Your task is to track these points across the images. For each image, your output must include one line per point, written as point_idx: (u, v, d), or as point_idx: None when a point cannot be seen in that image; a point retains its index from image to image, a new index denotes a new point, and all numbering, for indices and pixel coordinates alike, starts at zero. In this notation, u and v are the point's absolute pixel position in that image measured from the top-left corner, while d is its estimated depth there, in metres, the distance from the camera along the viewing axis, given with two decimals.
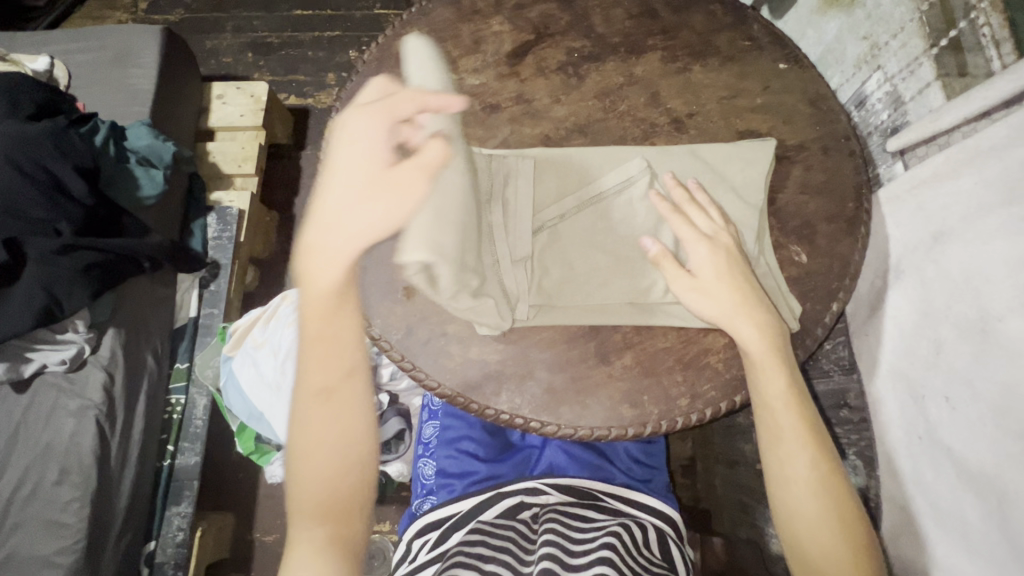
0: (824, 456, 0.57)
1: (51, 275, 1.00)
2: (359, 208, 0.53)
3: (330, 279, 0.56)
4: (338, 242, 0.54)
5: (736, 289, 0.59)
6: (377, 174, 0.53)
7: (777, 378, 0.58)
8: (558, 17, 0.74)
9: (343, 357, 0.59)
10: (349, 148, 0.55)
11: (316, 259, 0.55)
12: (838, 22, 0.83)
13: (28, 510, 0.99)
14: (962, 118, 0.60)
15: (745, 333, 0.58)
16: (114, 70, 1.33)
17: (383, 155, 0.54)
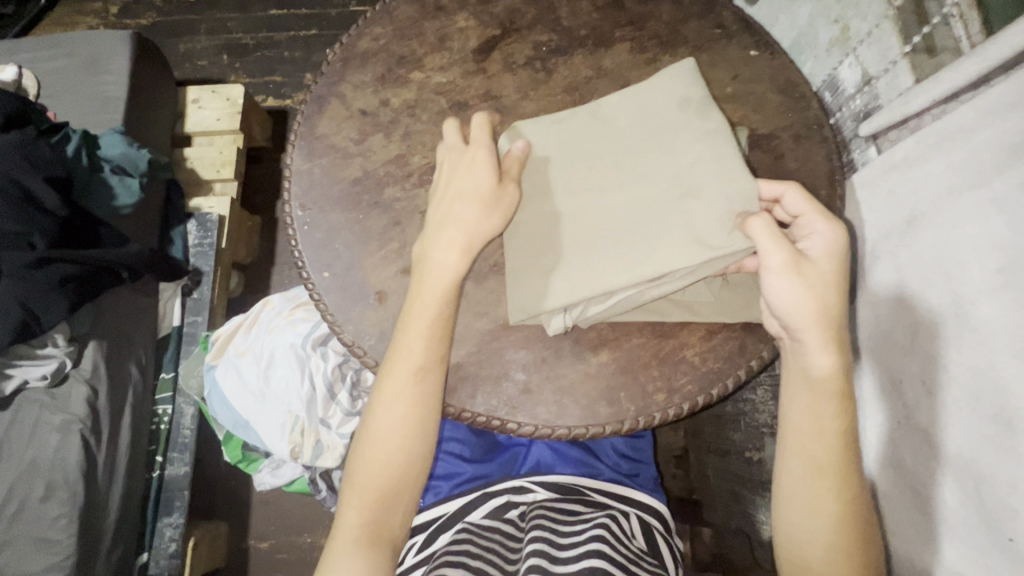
0: (851, 489, 0.56)
1: (26, 289, 0.97)
2: (478, 218, 0.59)
3: (455, 267, 0.58)
4: (457, 238, 0.58)
5: (836, 284, 0.55)
6: (486, 191, 0.59)
7: (826, 410, 0.56)
8: (524, 11, 0.73)
9: (401, 361, 0.58)
10: (455, 171, 0.61)
11: (435, 255, 0.59)
12: (809, 6, 0.82)
13: (15, 529, 0.97)
14: (931, 101, 0.59)
15: (815, 356, 0.56)
16: (83, 78, 1.30)
17: (487, 176, 0.60)
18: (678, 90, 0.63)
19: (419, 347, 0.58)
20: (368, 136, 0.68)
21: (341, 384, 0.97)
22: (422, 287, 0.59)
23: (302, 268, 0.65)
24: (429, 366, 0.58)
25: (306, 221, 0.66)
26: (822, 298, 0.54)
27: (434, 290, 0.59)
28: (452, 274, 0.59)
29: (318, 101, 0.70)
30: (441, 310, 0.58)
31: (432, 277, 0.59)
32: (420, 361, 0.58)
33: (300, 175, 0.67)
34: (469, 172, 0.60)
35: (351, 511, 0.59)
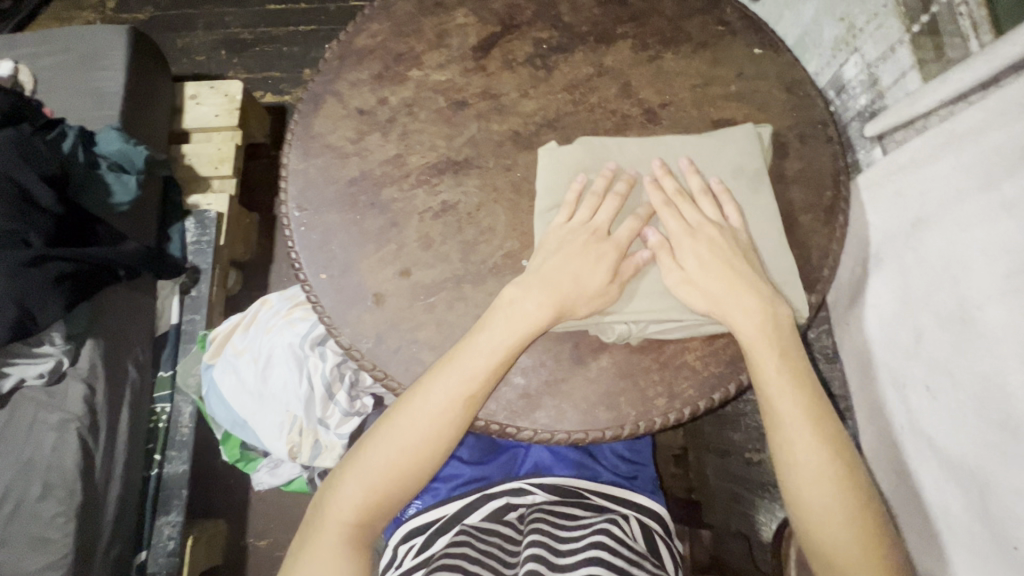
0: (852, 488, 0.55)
1: (22, 288, 0.97)
2: (561, 256, 0.59)
3: (532, 309, 0.57)
4: (544, 291, 0.58)
5: (722, 274, 0.57)
6: (598, 287, 0.58)
7: (808, 420, 0.56)
8: (524, 7, 0.71)
9: (455, 380, 0.57)
10: (567, 244, 0.59)
11: (522, 301, 0.58)
12: (814, 3, 0.81)
13: (11, 528, 0.97)
14: (939, 101, 0.58)
15: (764, 364, 0.57)
16: (79, 72, 1.28)
17: (607, 269, 0.58)
18: (741, 149, 0.63)
19: (479, 377, 0.57)
20: (365, 135, 0.67)
21: (339, 385, 0.95)
22: (492, 319, 0.58)
23: (299, 269, 0.64)
24: (478, 389, 0.57)
25: (303, 221, 0.65)
26: (700, 269, 0.58)
27: (509, 325, 0.57)
28: (531, 323, 0.57)
29: (314, 99, 0.69)
30: (509, 349, 0.57)
31: (507, 314, 0.58)
32: (472, 382, 0.57)
33: (297, 175, 0.66)
34: (587, 263, 0.58)
35: (347, 499, 0.59)
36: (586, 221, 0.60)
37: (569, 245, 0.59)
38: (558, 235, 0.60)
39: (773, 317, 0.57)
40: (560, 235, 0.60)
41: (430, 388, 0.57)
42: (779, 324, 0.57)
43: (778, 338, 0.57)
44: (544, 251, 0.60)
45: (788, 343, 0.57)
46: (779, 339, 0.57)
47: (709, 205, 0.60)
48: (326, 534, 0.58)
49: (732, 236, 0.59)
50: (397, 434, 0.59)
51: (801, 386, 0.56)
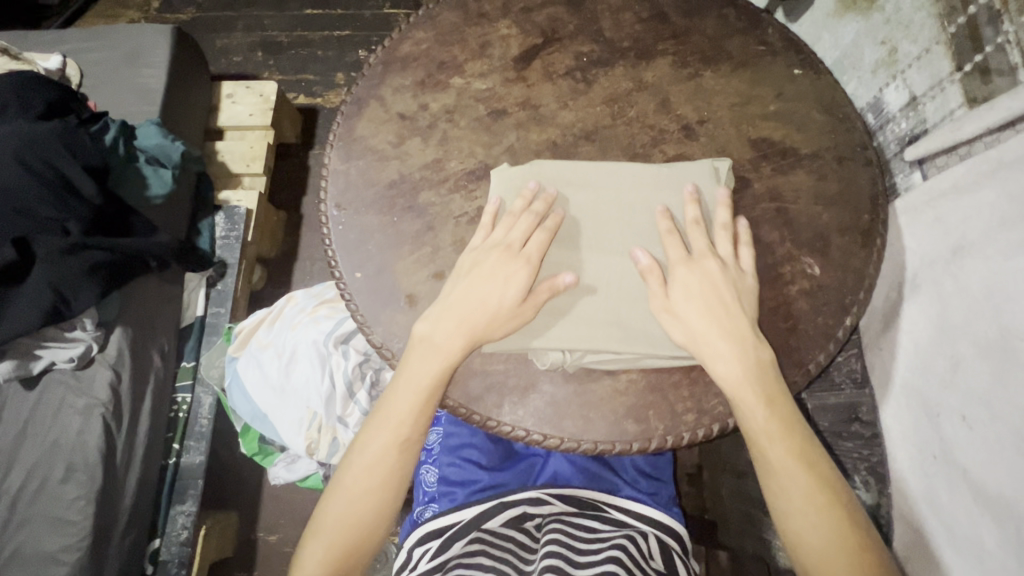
0: (839, 509, 0.53)
1: (58, 274, 0.99)
2: (466, 291, 0.59)
3: (446, 348, 0.58)
4: (452, 322, 0.58)
5: (710, 307, 0.57)
6: (508, 304, 0.58)
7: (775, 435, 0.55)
8: (566, 21, 0.73)
9: (385, 429, 0.59)
10: (479, 268, 0.59)
11: (435, 337, 0.58)
12: (856, 26, 0.82)
13: (34, 508, 0.99)
14: (984, 129, 0.58)
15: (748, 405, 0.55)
16: (124, 69, 1.33)
17: (518, 290, 0.58)
18: (698, 184, 0.62)
19: (407, 417, 0.59)
20: (406, 140, 0.68)
21: (360, 384, 0.97)
22: (408, 364, 0.59)
23: (335, 267, 0.65)
24: (411, 431, 0.59)
25: (341, 220, 0.66)
26: (688, 300, 0.57)
27: (424, 366, 0.58)
28: (444, 359, 0.58)
29: (357, 103, 0.70)
30: (430, 386, 0.58)
31: (424, 352, 0.58)
32: (402, 426, 0.59)
33: (336, 175, 0.68)
34: (497, 286, 0.58)
35: (310, 562, 0.58)
36: (498, 240, 0.60)
37: (480, 268, 0.59)
38: (472, 257, 0.60)
39: (755, 360, 0.56)
40: (477, 256, 0.60)
41: (366, 440, 0.60)
42: (761, 366, 0.56)
43: (764, 382, 0.56)
44: (457, 279, 0.60)
45: (772, 386, 0.56)
46: (761, 388, 0.56)
47: (638, 241, 0.60)
48: None
49: (735, 277, 0.59)
50: (348, 484, 0.59)
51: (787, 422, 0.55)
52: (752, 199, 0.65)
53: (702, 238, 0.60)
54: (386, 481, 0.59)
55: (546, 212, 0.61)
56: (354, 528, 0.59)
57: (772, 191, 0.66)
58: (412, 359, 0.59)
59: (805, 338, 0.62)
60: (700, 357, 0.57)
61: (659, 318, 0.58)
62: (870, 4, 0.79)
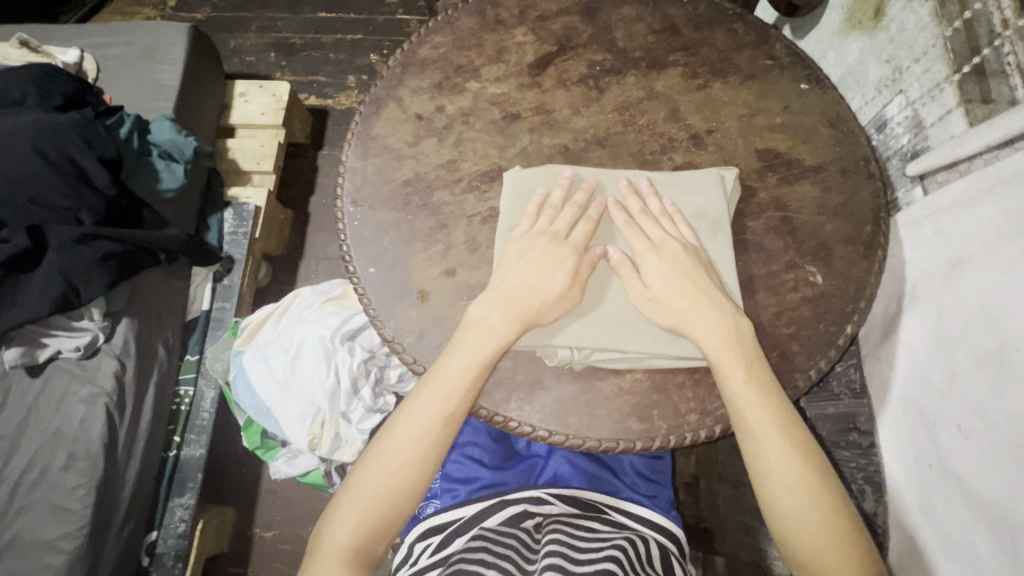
0: (830, 501, 0.54)
1: (69, 263, 1.00)
2: (522, 276, 0.60)
3: (499, 328, 0.59)
4: (507, 305, 0.59)
5: (688, 292, 0.58)
6: (559, 287, 0.59)
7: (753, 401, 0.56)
8: (581, 30, 0.75)
9: (432, 404, 0.59)
10: (529, 253, 0.61)
11: (489, 318, 0.59)
12: (860, 45, 0.84)
13: (35, 494, 0.99)
14: (985, 146, 0.60)
15: (730, 379, 0.57)
16: (141, 64, 1.35)
17: (567, 274, 0.59)
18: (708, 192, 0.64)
19: (456, 395, 0.58)
20: (422, 140, 0.70)
21: (364, 380, 0.97)
22: (461, 343, 0.59)
23: (348, 262, 0.67)
24: (456, 408, 0.59)
25: (356, 216, 0.68)
26: (661, 280, 0.59)
27: (477, 346, 0.59)
28: (497, 341, 0.58)
29: (375, 103, 0.72)
30: (482, 364, 0.58)
31: (477, 331, 0.59)
32: (448, 403, 0.59)
33: (353, 172, 0.70)
34: (549, 271, 0.59)
35: (340, 531, 0.58)
36: (549, 226, 0.62)
37: (530, 253, 0.61)
38: (519, 245, 0.61)
39: (735, 331, 0.57)
40: (524, 244, 0.62)
41: (409, 414, 0.59)
42: (740, 335, 0.58)
43: (742, 351, 0.57)
44: (508, 265, 0.61)
45: (751, 352, 0.57)
46: (741, 351, 0.57)
47: (668, 222, 0.62)
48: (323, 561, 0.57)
49: (695, 254, 0.61)
50: (388, 456, 0.59)
51: (778, 415, 0.56)
52: (757, 208, 0.67)
53: (675, 223, 0.62)
54: (426, 458, 0.59)
55: (587, 201, 0.63)
56: (390, 501, 0.59)
57: (777, 201, 0.67)
58: (468, 338, 0.59)
59: (808, 344, 0.63)
60: (685, 334, 0.58)
61: (641, 308, 0.59)
62: (874, 24, 0.81)
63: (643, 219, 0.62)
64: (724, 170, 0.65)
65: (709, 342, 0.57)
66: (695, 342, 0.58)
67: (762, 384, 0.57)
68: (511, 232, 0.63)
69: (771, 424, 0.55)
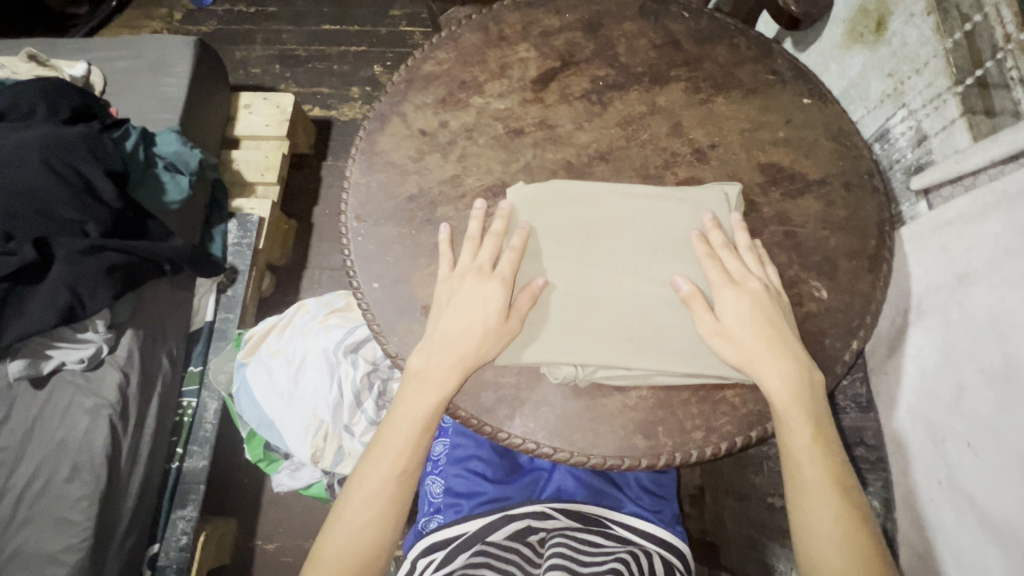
0: (875, 555, 0.53)
1: (75, 275, 1.01)
2: (458, 320, 0.59)
3: (437, 377, 0.59)
4: (443, 351, 0.59)
5: (762, 334, 0.58)
6: (493, 325, 0.59)
7: (803, 436, 0.56)
8: (583, 45, 0.75)
9: (385, 459, 0.60)
10: (457, 295, 0.60)
11: (430, 367, 0.59)
12: (862, 58, 0.84)
13: (38, 507, 0.99)
14: (989, 161, 0.60)
15: (798, 443, 0.56)
16: (147, 77, 1.36)
17: (497, 309, 0.59)
18: (711, 208, 0.64)
19: (406, 452, 0.60)
20: (425, 155, 0.70)
21: (368, 393, 0.97)
22: (402, 400, 0.60)
23: (352, 275, 0.67)
24: (409, 461, 0.60)
25: (360, 231, 0.68)
26: (738, 316, 0.58)
27: (420, 398, 0.59)
28: (438, 390, 0.58)
29: (379, 118, 0.73)
30: (430, 409, 0.59)
31: (417, 385, 0.59)
32: (400, 457, 0.60)
33: (357, 187, 0.70)
34: (477, 310, 0.59)
35: None
36: (471, 263, 0.62)
37: (458, 294, 0.61)
38: (448, 287, 0.62)
39: (807, 382, 0.57)
40: (453, 284, 0.62)
41: (364, 474, 0.60)
42: (813, 388, 0.57)
43: (810, 402, 0.57)
44: (439, 309, 0.61)
45: (819, 409, 0.57)
46: (810, 407, 0.57)
47: (750, 259, 0.62)
48: None
49: (775, 297, 0.60)
50: (349, 517, 0.59)
51: (836, 469, 0.55)
52: (761, 222, 0.67)
53: (754, 261, 0.61)
54: (388, 511, 0.60)
55: (506, 230, 0.64)
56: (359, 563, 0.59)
57: (781, 216, 0.67)
58: (416, 385, 0.59)
59: (813, 360, 0.63)
60: (752, 375, 0.58)
61: (709, 342, 0.59)
62: (876, 37, 0.81)
63: (723, 252, 0.61)
64: (726, 185, 0.65)
65: (777, 382, 0.57)
66: (762, 385, 0.57)
67: (816, 430, 0.56)
68: (444, 272, 0.64)
69: (831, 482, 0.55)
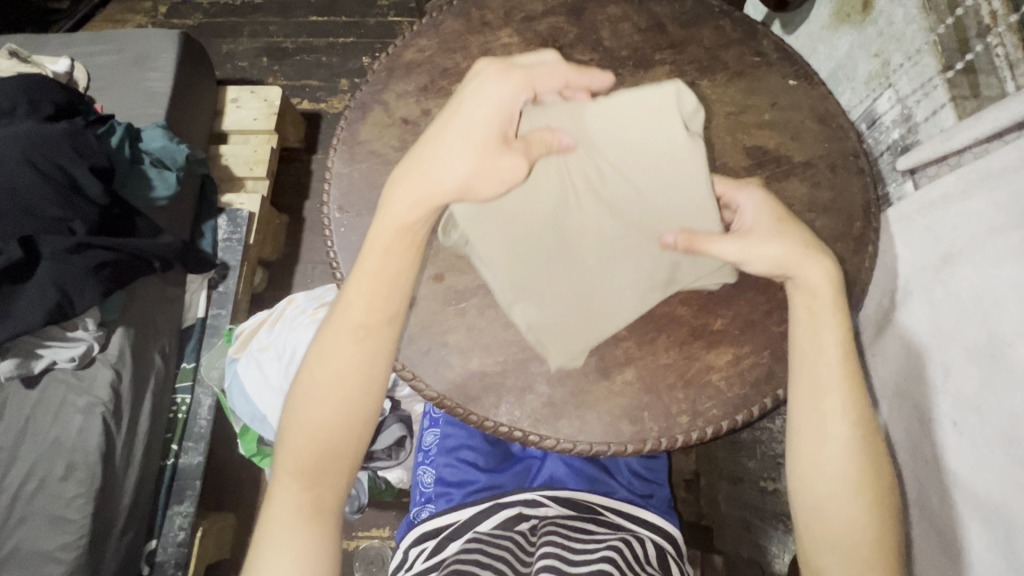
0: (878, 461, 0.54)
1: (64, 273, 1.00)
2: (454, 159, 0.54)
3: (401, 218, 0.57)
4: (415, 189, 0.56)
5: (782, 233, 0.57)
6: (492, 149, 0.54)
7: (830, 331, 0.56)
8: (567, 30, 0.74)
9: (343, 315, 0.59)
10: (444, 126, 0.55)
11: (393, 206, 0.57)
12: (849, 38, 0.84)
13: (33, 505, 0.99)
14: (972, 140, 0.59)
15: (822, 346, 0.56)
16: (131, 72, 1.34)
17: (516, 159, 0.55)
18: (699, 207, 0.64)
19: (367, 305, 0.59)
20: (408, 144, 0.69)
21: None
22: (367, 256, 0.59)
23: (336, 269, 0.66)
24: (370, 314, 0.59)
25: (343, 222, 0.68)
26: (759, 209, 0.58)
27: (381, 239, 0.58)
28: (404, 226, 0.57)
29: (362, 107, 0.72)
30: (391, 252, 0.58)
31: (381, 245, 0.59)
32: (358, 310, 0.59)
33: (340, 178, 0.69)
34: (467, 148, 0.54)
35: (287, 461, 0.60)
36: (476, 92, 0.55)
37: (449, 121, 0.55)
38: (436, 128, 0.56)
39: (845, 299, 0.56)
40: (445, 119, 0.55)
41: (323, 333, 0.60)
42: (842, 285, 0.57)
43: (843, 302, 0.57)
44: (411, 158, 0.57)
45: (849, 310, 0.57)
46: (844, 307, 0.57)
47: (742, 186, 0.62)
48: (280, 502, 0.59)
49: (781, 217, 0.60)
50: (312, 375, 0.60)
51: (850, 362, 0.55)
52: None
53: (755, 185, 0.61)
54: (351, 374, 0.59)
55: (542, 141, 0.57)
56: (322, 428, 0.59)
57: None
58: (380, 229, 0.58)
59: None
60: (794, 270, 0.56)
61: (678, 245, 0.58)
62: (863, 17, 0.81)
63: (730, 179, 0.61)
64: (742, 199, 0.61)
65: (821, 284, 0.56)
66: (806, 279, 0.57)
67: (845, 325, 0.57)
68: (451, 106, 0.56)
69: (850, 376, 0.55)
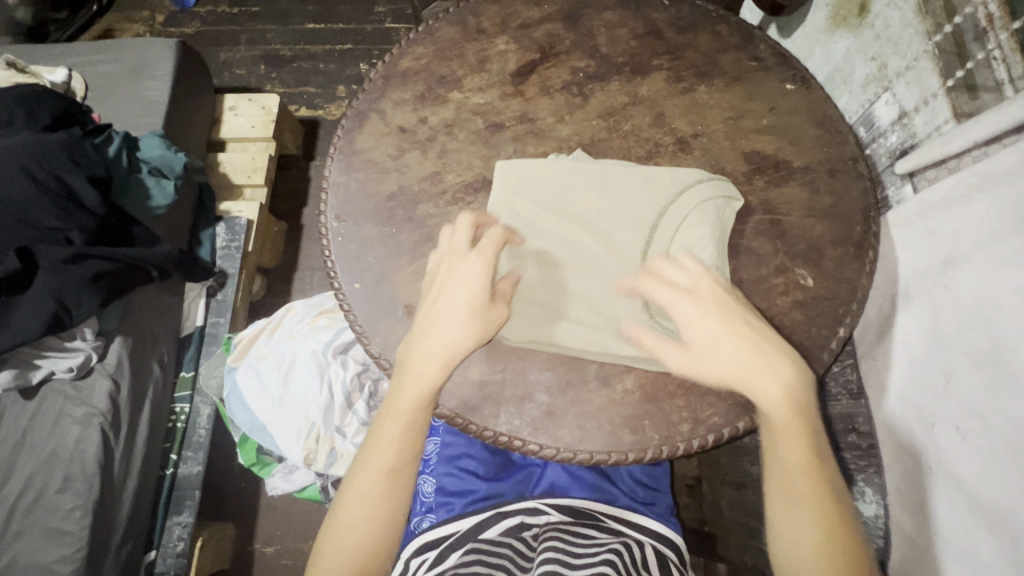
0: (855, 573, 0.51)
1: (61, 283, 1.00)
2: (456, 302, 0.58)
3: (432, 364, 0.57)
4: (439, 336, 0.57)
5: (742, 346, 0.54)
6: (476, 293, 0.58)
7: (794, 447, 0.53)
8: (563, 37, 0.74)
9: (385, 447, 0.58)
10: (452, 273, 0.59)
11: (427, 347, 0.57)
12: (846, 42, 0.84)
13: (30, 518, 0.98)
14: (972, 143, 0.59)
15: (785, 451, 0.54)
16: (129, 81, 1.35)
17: (483, 282, 0.58)
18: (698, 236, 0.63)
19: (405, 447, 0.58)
20: (405, 153, 0.69)
21: (359, 395, 0.97)
22: (408, 381, 0.58)
23: (334, 277, 0.66)
24: (405, 455, 0.59)
25: (341, 232, 0.67)
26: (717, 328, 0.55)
27: (422, 374, 0.58)
28: (439, 371, 0.57)
29: (358, 116, 0.72)
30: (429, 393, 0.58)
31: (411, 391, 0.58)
32: (398, 451, 0.58)
33: (337, 188, 0.69)
34: (463, 280, 0.58)
35: None
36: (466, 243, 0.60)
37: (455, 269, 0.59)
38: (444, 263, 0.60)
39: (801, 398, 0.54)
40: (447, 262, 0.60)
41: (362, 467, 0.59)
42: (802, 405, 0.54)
43: (805, 425, 0.54)
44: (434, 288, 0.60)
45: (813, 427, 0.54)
46: (808, 426, 0.54)
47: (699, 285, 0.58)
48: None
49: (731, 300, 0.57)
50: (350, 513, 0.58)
51: (808, 464, 0.53)
52: (746, 211, 0.67)
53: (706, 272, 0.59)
54: (387, 515, 0.58)
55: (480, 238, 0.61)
56: (362, 561, 0.57)
57: (766, 204, 0.67)
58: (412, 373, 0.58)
59: (801, 349, 0.63)
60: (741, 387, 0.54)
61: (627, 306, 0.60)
62: (859, 21, 0.81)
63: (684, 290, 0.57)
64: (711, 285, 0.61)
65: (774, 395, 0.54)
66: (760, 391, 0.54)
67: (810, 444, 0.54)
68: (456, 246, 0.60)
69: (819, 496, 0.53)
